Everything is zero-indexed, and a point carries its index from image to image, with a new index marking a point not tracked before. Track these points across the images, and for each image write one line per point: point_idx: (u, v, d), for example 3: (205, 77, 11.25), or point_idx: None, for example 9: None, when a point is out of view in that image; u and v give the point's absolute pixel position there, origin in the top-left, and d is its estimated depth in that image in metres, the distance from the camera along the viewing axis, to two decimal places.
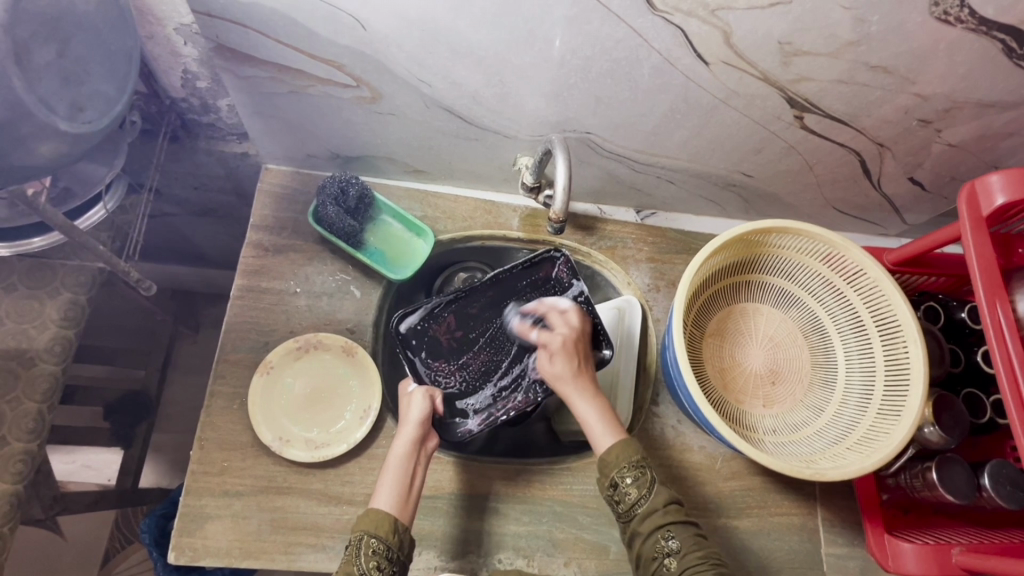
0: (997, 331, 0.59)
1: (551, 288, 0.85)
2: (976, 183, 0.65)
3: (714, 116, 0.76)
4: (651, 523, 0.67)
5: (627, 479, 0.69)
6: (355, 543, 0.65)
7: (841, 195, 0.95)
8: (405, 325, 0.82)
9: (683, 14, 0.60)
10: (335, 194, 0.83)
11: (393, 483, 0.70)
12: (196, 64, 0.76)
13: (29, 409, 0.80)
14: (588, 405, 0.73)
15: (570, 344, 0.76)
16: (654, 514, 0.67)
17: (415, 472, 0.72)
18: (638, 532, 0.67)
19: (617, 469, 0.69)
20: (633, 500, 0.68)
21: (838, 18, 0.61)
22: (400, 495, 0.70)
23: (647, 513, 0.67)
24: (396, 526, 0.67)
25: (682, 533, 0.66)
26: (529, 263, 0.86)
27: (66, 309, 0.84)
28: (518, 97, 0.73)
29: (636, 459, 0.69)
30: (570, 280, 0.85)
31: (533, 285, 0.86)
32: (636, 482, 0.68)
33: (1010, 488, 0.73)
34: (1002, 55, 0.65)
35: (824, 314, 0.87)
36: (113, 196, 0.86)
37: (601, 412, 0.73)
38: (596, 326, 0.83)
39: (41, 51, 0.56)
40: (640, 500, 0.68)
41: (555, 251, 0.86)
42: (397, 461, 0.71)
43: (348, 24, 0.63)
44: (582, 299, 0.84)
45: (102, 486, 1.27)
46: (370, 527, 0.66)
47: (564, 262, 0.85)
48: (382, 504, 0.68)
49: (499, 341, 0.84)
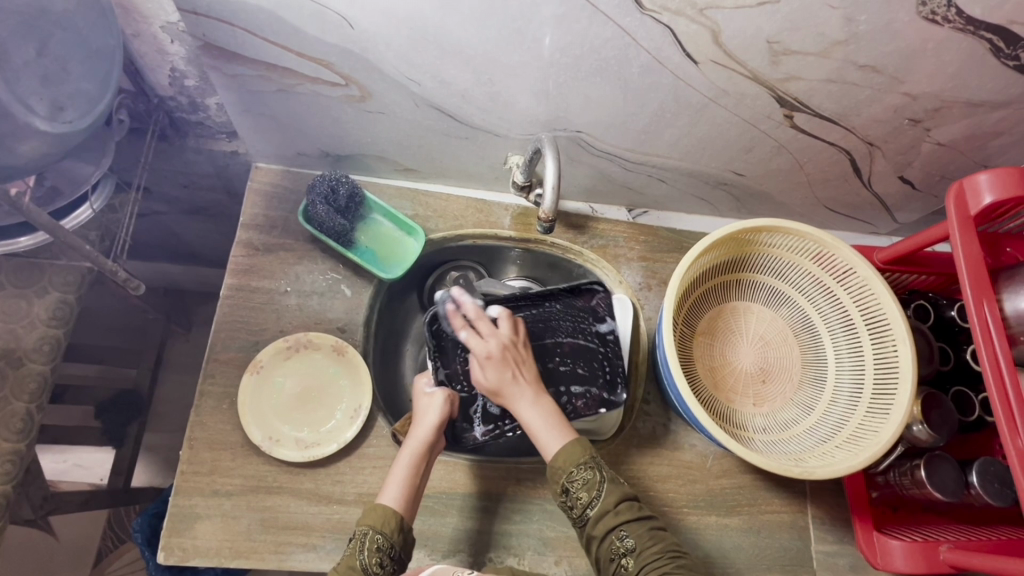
0: (983, 330, 0.59)
1: (585, 317, 0.87)
2: (964, 182, 0.65)
3: (705, 116, 0.76)
4: (605, 524, 0.68)
5: (577, 484, 0.69)
6: (359, 538, 0.66)
7: (833, 194, 0.95)
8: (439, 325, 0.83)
9: (670, 13, 0.60)
10: (326, 192, 0.82)
11: (402, 479, 0.70)
12: (183, 62, 0.76)
13: (17, 410, 0.79)
14: (531, 410, 0.73)
15: (500, 352, 0.75)
16: (606, 516, 0.68)
17: (423, 472, 0.72)
18: (594, 535, 0.68)
19: (567, 475, 0.69)
20: (585, 503, 0.69)
21: (826, 17, 0.61)
22: (408, 493, 0.70)
23: (600, 515, 0.69)
24: (402, 525, 0.67)
25: (636, 530, 0.68)
26: (571, 288, 0.88)
27: (55, 309, 0.84)
28: (508, 96, 0.73)
29: (584, 460, 0.70)
30: (605, 314, 0.87)
31: (569, 310, 0.87)
32: (585, 484, 0.69)
33: (998, 485, 0.73)
34: (990, 55, 0.65)
35: (815, 314, 0.87)
36: (100, 196, 0.86)
37: (546, 414, 0.73)
38: (617, 368, 0.85)
39: (19, 50, 0.56)
40: (592, 503, 0.69)
41: (597, 285, 0.88)
42: (409, 459, 0.72)
43: (335, 23, 0.62)
44: (611, 336, 0.87)
45: (93, 485, 1.27)
46: (376, 523, 0.66)
47: (603, 298, 0.88)
48: (389, 501, 0.68)
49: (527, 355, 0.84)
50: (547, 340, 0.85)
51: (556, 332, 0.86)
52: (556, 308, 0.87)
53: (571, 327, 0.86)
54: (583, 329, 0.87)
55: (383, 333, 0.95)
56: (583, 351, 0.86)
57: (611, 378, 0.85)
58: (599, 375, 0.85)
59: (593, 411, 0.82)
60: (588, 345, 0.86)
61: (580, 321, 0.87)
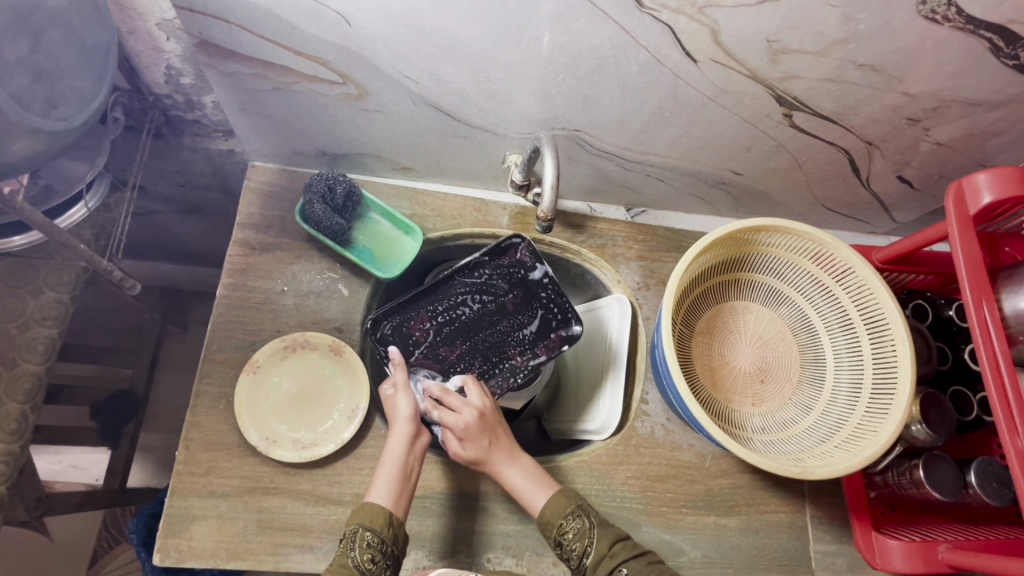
0: (982, 329, 0.59)
1: (515, 272, 0.85)
2: (963, 182, 0.65)
3: (704, 115, 0.76)
4: (604, 569, 0.68)
5: (567, 536, 0.70)
6: (349, 536, 0.65)
7: (831, 193, 0.95)
8: (379, 329, 0.81)
9: (670, 11, 0.60)
10: (323, 191, 0.82)
11: (390, 476, 0.69)
12: (179, 60, 0.75)
13: (11, 410, 0.79)
14: (513, 472, 0.73)
15: (477, 427, 0.72)
16: (605, 560, 0.68)
17: (412, 465, 0.72)
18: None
19: (557, 527, 0.70)
20: (579, 553, 0.69)
21: (826, 15, 0.60)
22: (395, 489, 0.69)
23: (597, 561, 0.68)
24: (392, 520, 0.67)
25: (636, 565, 0.67)
26: (494, 248, 0.85)
27: (49, 308, 0.83)
28: (506, 95, 0.73)
29: (571, 510, 0.71)
30: (534, 263, 0.85)
31: (498, 271, 0.86)
32: (576, 533, 0.70)
33: (997, 485, 0.73)
34: (989, 53, 0.65)
35: (813, 313, 0.87)
36: (95, 195, 0.85)
37: (526, 475, 0.74)
38: (565, 304, 0.85)
39: (12, 47, 0.55)
40: (586, 551, 0.69)
41: (515, 238, 0.85)
42: (393, 454, 0.71)
43: (331, 20, 0.62)
44: (548, 281, 0.85)
45: (89, 486, 1.26)
46: (365, 520, 0.66)
47: (526, 248, 0.85)
48: (378, 498, 0.68)
49: (473, 328, 0.84)
50: (487, 306, 0.84)
51: (495, 295, 0.85)
52: (486, 274, 0.85)
53: (505, 286, 0.85)
54: (517, 284, 0.85)
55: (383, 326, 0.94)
56: (524, 307, 0.85)
57: (563, 316, 0.84)
58: (551, 316, 0.85)
59: (557, 351, 0.83)
60: (527, 295, 0.85)
61: (511, 278, 0.85)
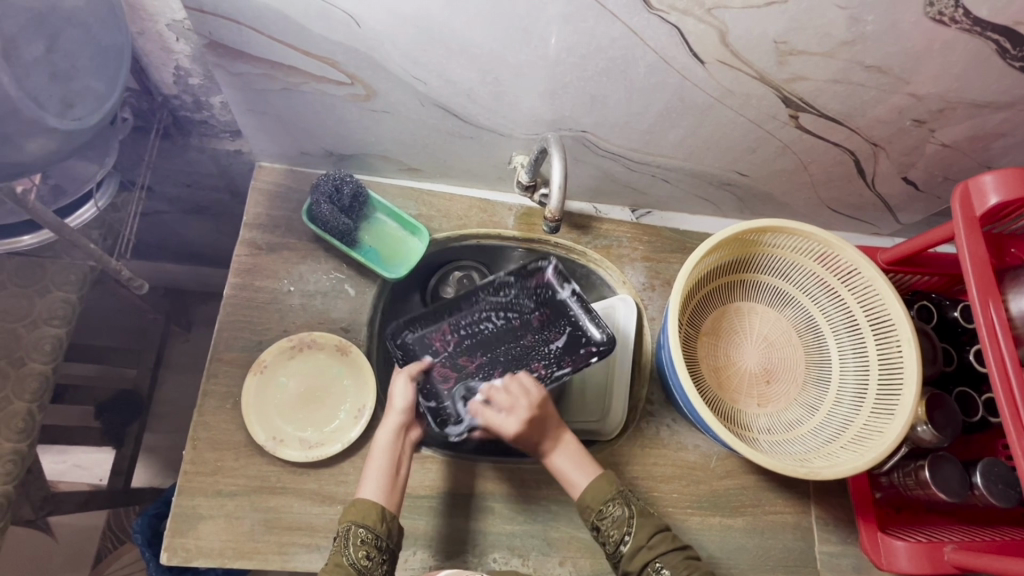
0: (989, 330, 0.59)
1: (543, 291, 0.87)
2: (969, 183, 0.65)
3: (710, 116, 0.76)
4: (640, 560, 0.68)
5: (605, 522, 0.70)
6: (343, 534, 0.64)
7: (836, 194, 0.95)
8: (400, 337, 0.83)
9: (678, 13, 0.60)
10: (329, 191, 0.83)
11: (379, 471, 0.69)
12: (188, 61, 0.76)
13: (19, 410, 0.79)
14: (560, 459, 0.73)
15: (527, 428, 0.71)
16: (641, 550, 0.68)
17: (400, 459, 0.72)
18: (629, 571, 0.68)
19: (596, 513, 0.70)
20: (616, 540, 0.69)
21: (833, 17, 0.61)
22: (385, 483, 0.69)
23: (634, 550, 0.68)
24: (384, 515, 0.66)
25: (671, 562, 0.68)
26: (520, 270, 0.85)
27: (57, 308, 0.83)
28: (514, 96, 0.73)
29: (611, 497, 0.70)
30: (561, 284, 0.85)
31: (524, 290, 0.87)
32: (615, 522, 0.70)
33: (1003, 486, 0.73)
34: (995, 55, 0.66)
35: (819, 314, 0.87)
36: (104, 194, 0.85)
37: (571, 458, 0.73)
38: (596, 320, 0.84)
39: (29, 47, 0.55)
40: (624, 539, 0.69)
41: (542, 260, 0.85)
42: (381, 448, 0.71)
43: (341, 21, 0.62)
44: (575, 298, 0.85)
45: (93, 486, 1.26)
46: (357, 517, 0.65)
47: (552, 270, 0.85)
48: (368, 494, 0.68)
49: (492, 342, 0.87)
50: (511, 322, 0.88)
51: (519, 312, 0.88)
52: (511, 293, 0.87)
53: (529, 304, 0.88)
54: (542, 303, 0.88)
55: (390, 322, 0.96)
56: (547, 323, 0.87)
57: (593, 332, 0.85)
58: (579, 331, 0.86)
59: (586, 364, 0.81)
60: (553, 313, 0.88)
61: (539, 296, 0.87)
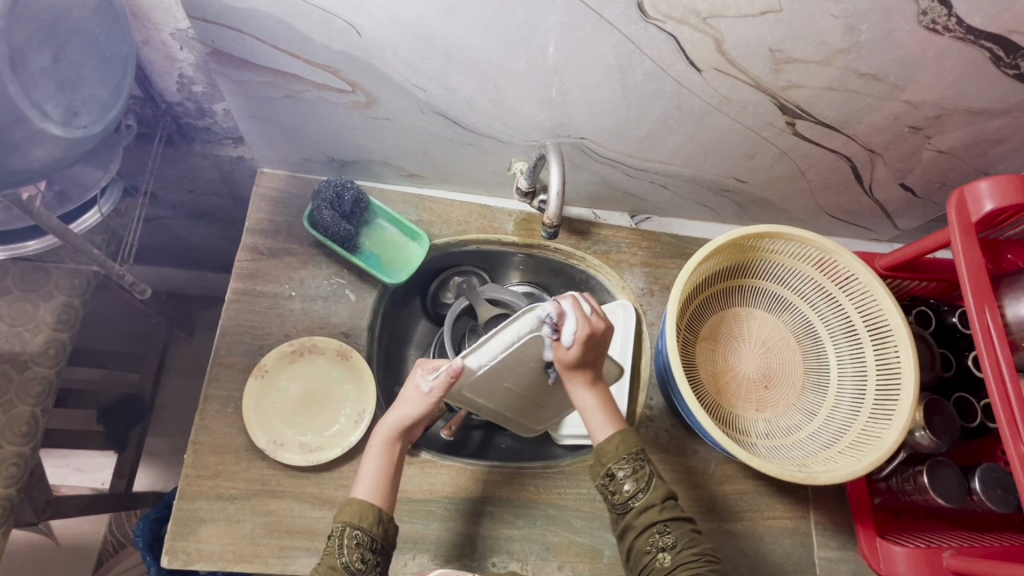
0: (985, 335, 0.59)
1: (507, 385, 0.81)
2: (965, 190, 0.65)
3: (708, 122, 0.77)
4: (648, 517, 0.65)
5: (623, 471, 0.67)
6: (337, 535, 0.64)
7: (834, 201, 0.96)
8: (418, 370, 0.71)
9: (674, 22, 0.61)
10: (331, 198, 0.84)
11: (375, 474, 0.68)
12: (191, 68, 0.77)
13: (22, 413, 0.80)
14: (586, 396, 0.71)
15: (595, 348, 0.69)
16: (651, 509, 0.66)
17: (397, 461, 0.71)
18: (632, 525, 0.66)
19: (616, 459, 0.68)
20: (629, 493, 0.67)
21: (828, 26, 0.61)
22: (382, 486, 0.68)
23: (643, 507, 0.66)
24: (380, 517, 0.65)
25: (678, 530, 0.65)
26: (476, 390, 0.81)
27: (60, 312, 0.84)
28: (513, 103, 0.74)
29: (635, 451, 0.68)
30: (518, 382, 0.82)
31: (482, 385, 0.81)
32: (633, 474, 0.67)
33: (1001, 492, 0.73)
34: (990, 63, 0.66)
35: (817, 319, 0.87)
36: (108, 201, 0.87)
37: (600, 400, 0.71)
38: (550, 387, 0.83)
39: (37, 56, 0.57)
40: (637, 494, 0.66)
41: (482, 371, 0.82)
42: (379, 448, 0.70)
43: (342, 30, 0.63)
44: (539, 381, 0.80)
45: (95, 490, 1.27)
46: (353, 519, 0.64)
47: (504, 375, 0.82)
48: (365, 495, 0.66)
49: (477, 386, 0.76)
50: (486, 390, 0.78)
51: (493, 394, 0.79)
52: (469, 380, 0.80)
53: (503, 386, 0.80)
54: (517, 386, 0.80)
55: (392, 323, 0.98)
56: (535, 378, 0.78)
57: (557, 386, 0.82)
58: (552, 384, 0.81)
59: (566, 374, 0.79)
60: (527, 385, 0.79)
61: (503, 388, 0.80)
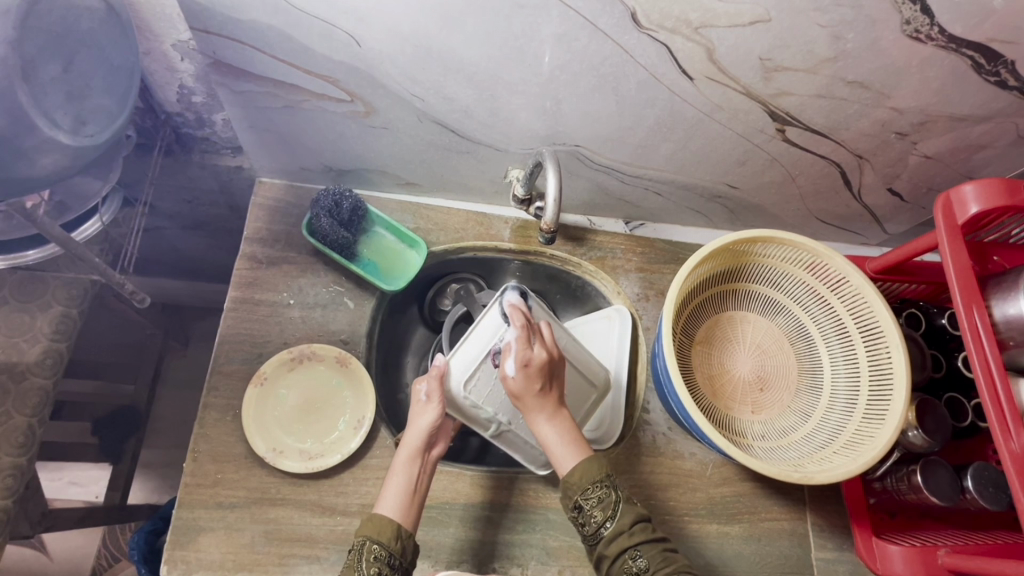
0: (973, 335, 0.61)
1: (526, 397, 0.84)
2: (950, 193, 0.67)
3: (700, 130, 0.79)
4: (618, 545, 0.64)
5: (590, 503, 0.66)
6: (357, 549, 0.63)
7: (824, 206, 0.98)
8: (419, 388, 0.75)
9: (667, 31, 0.63)
10: (329, 206, 0.84)
11: (397, 490, 0.68)
12: (192, 79, 0.78)
13: (19, 424, 0.79)
14: (546, 428, 0.69)
15: (541, 369, 0.69)
16: (620, 536, 0.65)
17: (420, 477, 0.71)
18: (605, 555, 0.65)
19: (582, 492, 0.66)
20: (598, 522, 0.65)
21: (815, 35, 0.63)
22: (404, 502, 0.68)
23: (613, 535, 0.65)
24: (400, 532, 0.65)
25: (649, 551, 0.64)
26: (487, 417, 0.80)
27: (57, 323, 0.84)
28: (509, 112, 0.75)
29: (600, 478, 0.66)
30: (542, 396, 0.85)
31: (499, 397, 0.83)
32: (599, 503, 0.66)
33: (993, 490, 0.74)
34: (971, 70, 0.68)
35: (809, 321, 0.89)
36: (109, 209, 0.88)
37: (562, 433, 0.69)
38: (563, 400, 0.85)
39: (47, 66, 0.58)
40: (605, 523, 0.65)
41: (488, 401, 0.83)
42: (401, 466, 0.70)
43: (342, 41, 0.64)
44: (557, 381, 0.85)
45: (88, 502, 1.27)
46: (373, 533, 0.64)
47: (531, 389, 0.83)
48: (386, 510, 0.66)
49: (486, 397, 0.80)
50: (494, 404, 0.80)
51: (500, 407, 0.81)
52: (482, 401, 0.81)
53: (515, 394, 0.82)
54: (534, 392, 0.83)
55: (389, 331, 0.98)
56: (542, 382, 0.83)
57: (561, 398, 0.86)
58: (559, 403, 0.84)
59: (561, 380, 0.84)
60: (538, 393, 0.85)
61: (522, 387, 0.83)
